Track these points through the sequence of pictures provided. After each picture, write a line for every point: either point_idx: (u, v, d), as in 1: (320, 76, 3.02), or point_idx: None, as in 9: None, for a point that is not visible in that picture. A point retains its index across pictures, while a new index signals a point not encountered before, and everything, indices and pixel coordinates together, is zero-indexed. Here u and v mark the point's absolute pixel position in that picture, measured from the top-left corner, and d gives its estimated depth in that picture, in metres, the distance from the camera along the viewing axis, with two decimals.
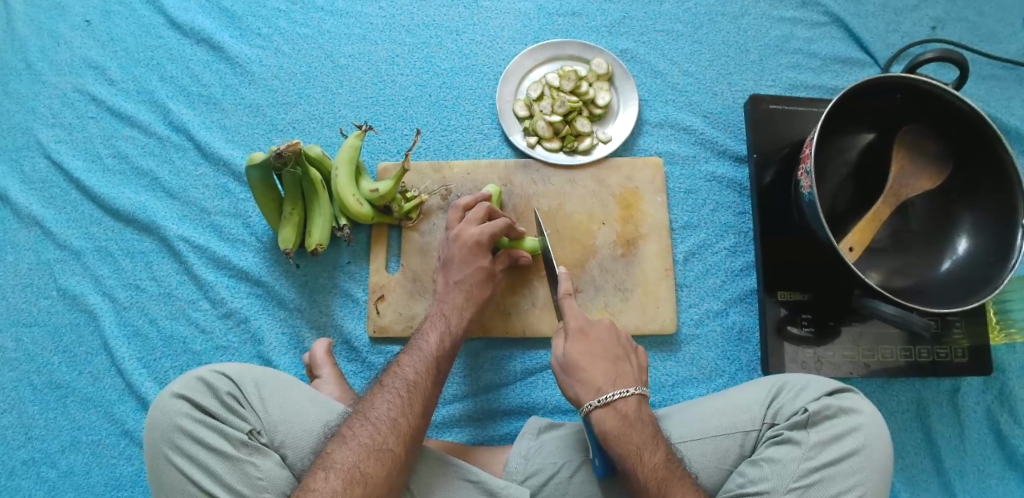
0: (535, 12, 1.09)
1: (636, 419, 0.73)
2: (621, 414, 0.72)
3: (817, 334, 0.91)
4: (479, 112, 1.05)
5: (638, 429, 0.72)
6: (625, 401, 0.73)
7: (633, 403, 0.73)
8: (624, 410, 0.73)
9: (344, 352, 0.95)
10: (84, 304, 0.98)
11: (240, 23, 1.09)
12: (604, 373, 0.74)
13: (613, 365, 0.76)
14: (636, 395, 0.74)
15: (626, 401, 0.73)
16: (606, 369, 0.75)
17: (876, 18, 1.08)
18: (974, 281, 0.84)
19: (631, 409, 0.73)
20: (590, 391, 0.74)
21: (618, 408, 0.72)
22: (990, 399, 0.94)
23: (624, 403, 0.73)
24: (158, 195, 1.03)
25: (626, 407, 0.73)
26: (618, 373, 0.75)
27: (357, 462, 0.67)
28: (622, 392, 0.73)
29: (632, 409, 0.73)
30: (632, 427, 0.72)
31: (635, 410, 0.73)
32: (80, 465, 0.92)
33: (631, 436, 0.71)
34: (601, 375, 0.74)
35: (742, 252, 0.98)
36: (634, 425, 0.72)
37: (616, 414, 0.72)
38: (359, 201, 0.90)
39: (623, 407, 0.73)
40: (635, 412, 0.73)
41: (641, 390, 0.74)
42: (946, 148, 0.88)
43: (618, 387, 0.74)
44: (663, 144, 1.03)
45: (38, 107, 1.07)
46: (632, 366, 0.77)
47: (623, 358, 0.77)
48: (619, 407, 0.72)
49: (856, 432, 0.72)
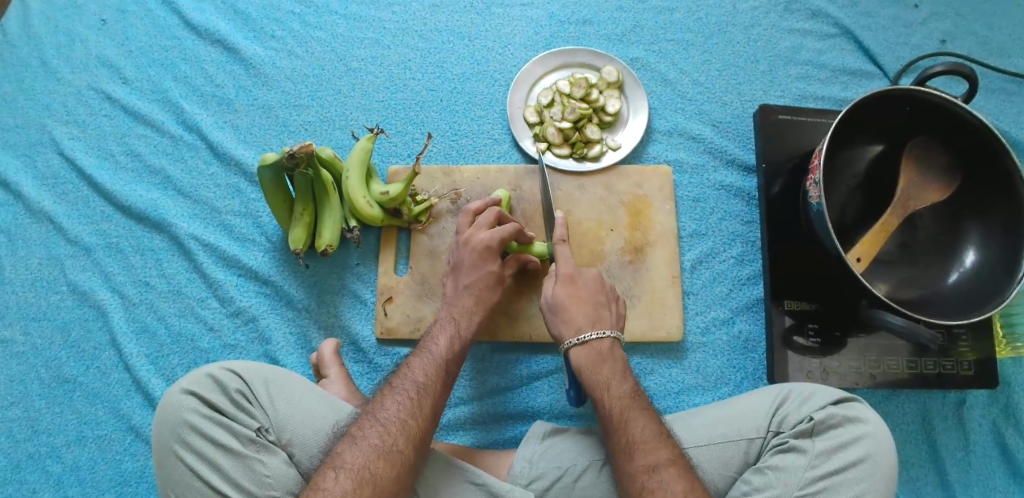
0: (547, 19, 1.10)
1: (609, 355, 0.79)
2: (596, 351, 0.79)
3: (824, 344, 0.92)
4: (490, 117, 1.05)
5: (608, 364, 0.78)
6: (601, 341, 0.80)
7: (607, 343, 0.80)
8: (599, 347, 0.79)
9: (351, 352, 0.96)
10: (94, 299, 0.99)
11: (255, 25, 1.10)
12: (584, 315, 0.81)
13: (594, 309, 0.82)
14: (611, 337, 0.80)
15: (601, 341, 0.80)
16: (586, 313, 0.82)
17: (886, 30, 1.09)
18: (981, 293, 0.84)
19: (605, 348, 0.79)
20: (570, 331, 0.81)
21: (594, 346, 0.79)
22: (996, 413, 0.94)
23: (599, 342, 0.79)
24: (169, 193, 1.03)
25: (601, 345, 0.79)
26: (597, 317, 0.82)
27: (367, 463, 0.67)
28: (599, 333, 0.80)
29: (607, 348, 0.80)
30: (604, 362, 0.78)
31: (608, 349, 0.79)
32: (85, 460, 0.93)
33: (601, 370, 0.78)
34: (581, 317, 0.81)
35: (748, 261, 0.99)
36: (606, 360, 0.78)
37: (592, 351, 0.79)
38: (370, 204, 0.91)
39: (599, 345, 0.79)
40: (608, 350, 0.79)
41: (616, 334, 0.81)
42: (954, 160, 0.88)
43: (596, 328, 0.80)
44: (672, 152, 1.03)
45: (52, 104, 1.08)
46: (612, 314, 0.84)
47: (603, 305, 0.84)
48: (595, 345, 0.79)
49: (863, 440, 0.72)
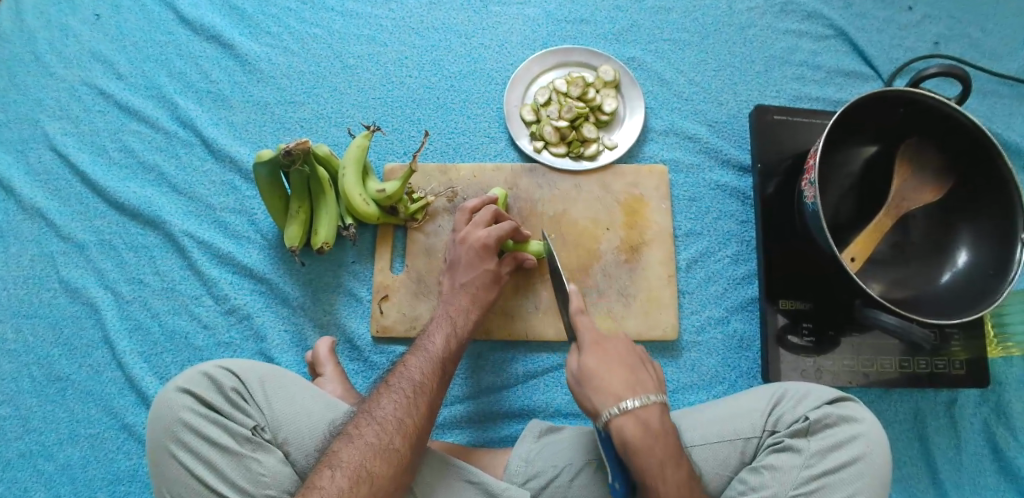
0: (544, 18, 1.10)
1: (659, 429, 0.71)
2: (643, 423, 0.70)
3: (817, 343, 0.92)
4: (487, 115, 1.05)
5: (660, 441, 0.70)
6: (646, 411, 0.71)
7: (655, 412, 0.71)
8: (646, 419, 0.71)
9: (346, 351, 0.95)
10: (86, 296, 0.98)
11: (250, 21, 1.10)
12: (622, 381, 0.73)
13: (632, 374, 0.74)
14: (657, 404, 0.72)
15: (648, 411, 0.71)
16: (624, 378, 0.73)
17: (880, 32, 1.10)
18: (973, 293, 0.85)
19: (653, 420, 0.71)
20: (609, 400, 0.72)
21: (640, 417, 0.70)
22: (987, 412, 0.95)
23: (645, 412, 0.71)
24: (163, 190, 1.03)
25: (648, 416, 0.71)
26: (637, 380, 0.74)
27: (363, 461, 0.67)
28: (643, 401, 0.71)
29: (655, 419, 0.71)
30: (654, 439, 0.70)
31: (657, 421, 0.71)
32: (77, 458, 0.92)
33: (654, 449, 0.69)
34: (618, 382, 0.73)
35: (743, 260, 0.99)
36: (656, 436, 0.70)
37: (638, 423, 0.70)
38: (366, 201, 0.91)
39: (647, 416, 0.71)
40: (657, 423, 0.71)
41: (661, 399, 0.72)
42: (947, 162, 0.89)
43: (637, 394, 0.72)
44: (669, 152, 1.04)
45: (45, 99, 1.07)
46: (650, 375, 0.75)
47: (639, 367, 0.76)
48: (641, 417, 0.71)
49: (858, 440, 0.73)
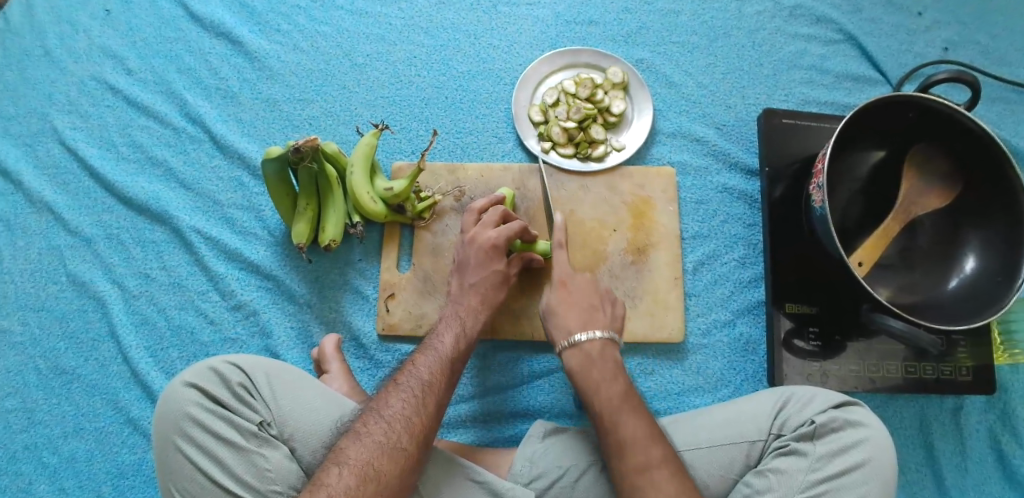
0: (553, 19, 1.10)
1: (600, 358, 0.79)
2: (586, 353, 0.79)
3: (824, 348, 0.92)
4: (495, 115, 1.05)
5: (598, 366, 0.79)
6: (591, 342, 0.80)
7: (598, 344, 0.80)
8: (588, 349, 0.79)
9: (352, 349, 0.95)
10: (94, 291, 0.98)
11: (260, 18, 1.10)
12: (575, 319, 0.82)
13: (587, 312, 0.82)
14: (601, 338, 0.80)
15: (592, 342, 0.80)
16: (579, 315, 0.82)
17: (889, 37, 1.09)
18: (981, 297, 0.85)
19: (595, 350, 0.79)
20: (562, 333, 0.81)
21: (584, 349, 0.80)
22: (993, 419, 0.95)
23: (589, 344, 0.80)
24: (171, 185, 1.03)
25: (591, 346, 0.80)
26: (590, 319, 0.82)
27: (371, 459, 0.67)
28: (589, 334, 0.80)
29: (598, 349, 0.80)
30: (594, 364, 0.79)
31: (599, 352, 0.79)
32: (82, 452, 0.92)
33: (591, 372, 0.78)
34: (572, 319, 0.82)
35: (750, 264, 0.99)
36: (596, 362, 0.79)
37: (581, 352, 0.80)
38: (373, 199, 0.91)
39: (590, 348, 0.79)
40: (600, 352, 0.79)
41: (608, 334, 0.81)
42: (954, 166, 0.89)
43: (587, 329, 0.81)
44: (676, 154, 1.04)
45: (54, 94, 1.08)
46: (606, 314, 0.83)
47: (597, 308, 0.83)
48: (585, 347, 0.80)
49: (864, 444, 0.73)
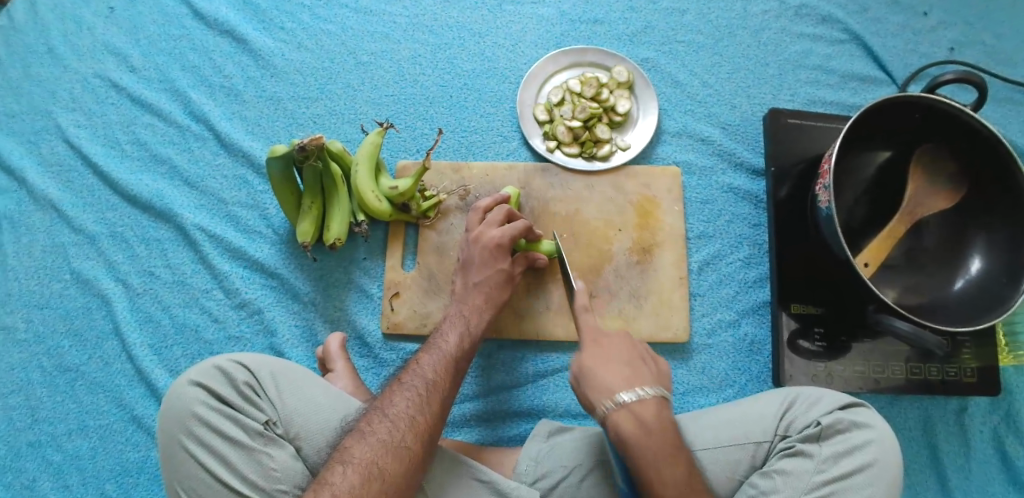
0: (558, 17, 1.10)
1: (655, 424, 0.68)
2: (639, 419, 0.68)
3: (829, 348, 0.92)
4: (500, 114, 1.05)
5: (656, 437, 0.67)
6: (642, 405, 0.69)
7: (651, 406, 0.69)
8: (641, 413, 0.69)
9: (357, 347, 0.95)
10: (98, 288, 0.98)
11: (265, 16, 1.10)
12: (618, 376, 0.72)
13: (629, 367, 0.73)
14: (653, 398, 0.70)
15: (643, 405, 0.69)
16: (622, 373, 0.72)
17: (895, 37, 1.09)
18: (987, 299, 0.85)
19: (648, 414, 0.69)
20: (605, 395, 0.71)
21: (635, 412, 0.69)
22: (998, 420, 0.95)
23: (640, 405, 0.69)
24: (175, 183, 1.03)
25: (642, 410, 0.69)
26: (635, 375, 0.72)
27: (375, 458, 0.67)
28: (639, 394, 0.70)
29: (651, 415, 0.69)
30: (650, 435, 0.68)
31: (653, 416, 0.69)
32: (86, 449, 0.92)
33: (649, 445, 0.67)
34: (615, 377, 0.72)
35: (756, 264, 0.99)
36: (653, 431, 0.68)
37: (635, 420, 0.68)
38: (378, 198, 0.91)
39: (642, 411, 0.69)
40: (653, 417, 0.69)
41: (660, 391, 0.71)
42: (962, 167, 0.89)
43: (633, 387, 0.70)
44: (681, 154, 1.04)
45: (58, 91, 1.07)
46: (650, 370, 0.74)
47: (640, 362, 0.74)
48: (636, 410, 0.69)
49: (870, 445, 0.72)
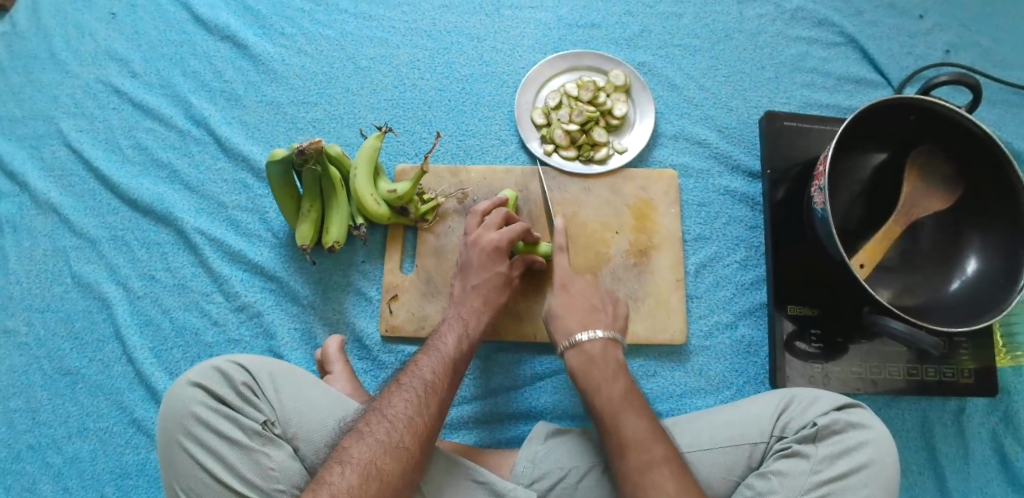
0: (555, 22, 1.11)
1: (601, 358, 0.80)
2: (588, 354, 0.81)
3: (826, 350, 0.92)
4: (498, 118, 1.06)
5: (599, 366, 0.80)
6: (591, 343, 0.81)
7: (599, 345, 0.81)
8: (590, 350, 0.81)
9: (355, 350, 0.96)
10: (99, 292, 0.99)
11: (265, 22, 1.11)
12: (576, 320, 0.83)
13: (587, 313, 0.84)
14: (603, 339, 0.81)
15: (593, 343, 0.81)
16: (580, 317, 0.84)
17: (891, 40, 1.10)
18: (983, 301, 0.85)
19: (597, 351, 0.80)
20: (564, 334, 0.83)
21: (585, 349, 0.81)
22: (995, 421, 0.95)
23: (590, 343, 0.81)
24: (176, 187, 1.04)
25: (592, 347, 0.81)
26: (590, 318, 0.83)
27: (373, 458, 0.67)
28: (590, 334, 0.81)
29: (599, 351, 0.81)
30: (594, 364, 0.80)
31: (600, 352, 0.80)
32: (86, 452, 0.93)
33: (592, 373, 0.79)
34: (573, 320, 0.83)
35: (753, 266, 0.99)
36: (597, 362, 0.80)
37: (583, 354, 0.81)
38: (377, 201, 0.91)
39: (591, 348, 0.81)
40: (601, 353, 0.80)
41: (610, 335, 0.82)
42: (957, 170, 0.89)
43: (588, 329, 0.82)
44: (678, 157, 1.04)
45: (60, 97, 1.09)
46: (607, 316, 0.85)
47: (599, 310, 0.85)
48: (586, 348, 0.81)
49: (866, 446, 0.73)
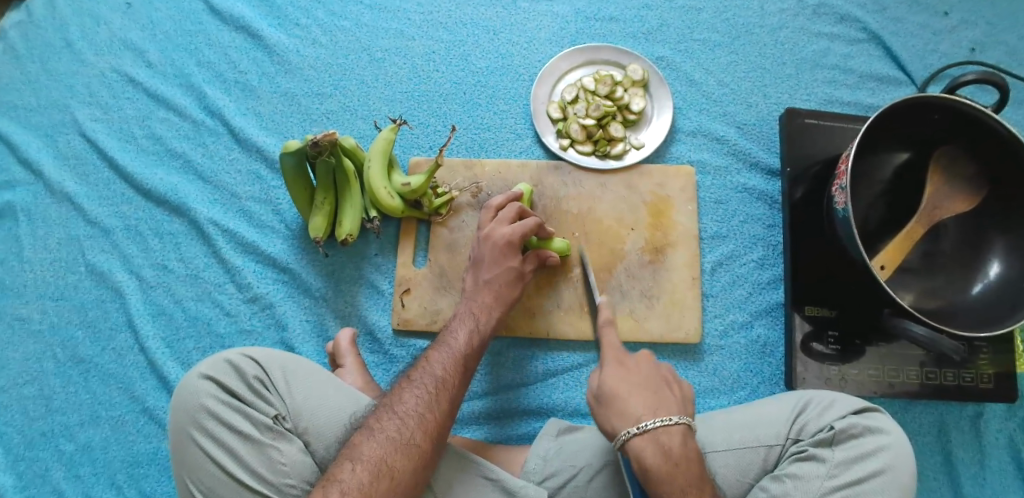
0: (573, 15, 1.09)
1: (680, 456, 0.67)
2: (664, 449, 0.67)
3: (843, 351, 0.91)
4: (514, 112, 1.05)
5: (681, 469, 0.67)
6: (668, 435, 0.68)
7: (676, 436, 0.68)
8: (667, 444, 0.67)
9: (367, 343, 0.95)
10: (112, 281, 0.99)
11: (280, 12, 1.10)
12: (643, 403, 0.70)
13: (653, 394, 0.71)
14: (680, 427, 0.68)
15: (670, 434, 0.68)
16: (645, 400, 0.70)
17: (915, 37, 1.08)
18: (1005, 305, 0.83)
19: (675, 444, 0.68)
20: (627, 420, 0.69)
21: (660, 441, 0.67)
22: (1014, 427, 0.93)
23: (666, 435, 0.68)
24: (189, 178, 1.03)
25: (670, 441, 0.68)
26: (659, 402, 0.70)
27: (384, 455, 0.67)
28: (663, 422, 0.68)
29: (677, 446, 0.68)
30: (676, 466, 0.67)
31: (679, 446, 0.68)
32: (98, 440, 0.93)
33: (675, 476, 0.66)
34: (638, 403, 0.70)
35: (769, 265, 0.98)
36: (678, 461, 0.67)
37: (658, 449, 0.67)
38: (391, 194, 0.91)
39: (666, 441, 0.68)
40: (678, 448, 0.68)
41: (685, 422, 0.69)
42: (982, 170, 0.87)
43: (658, 415, 0.69)
44: (696, 153, 1.03)
45: (76, 85, 1.08)
46: (674, 395, 0.72)
47: (662, 388, 0.72)
48: (662, 441, 0.67)
49: (883, 452, 0.71)
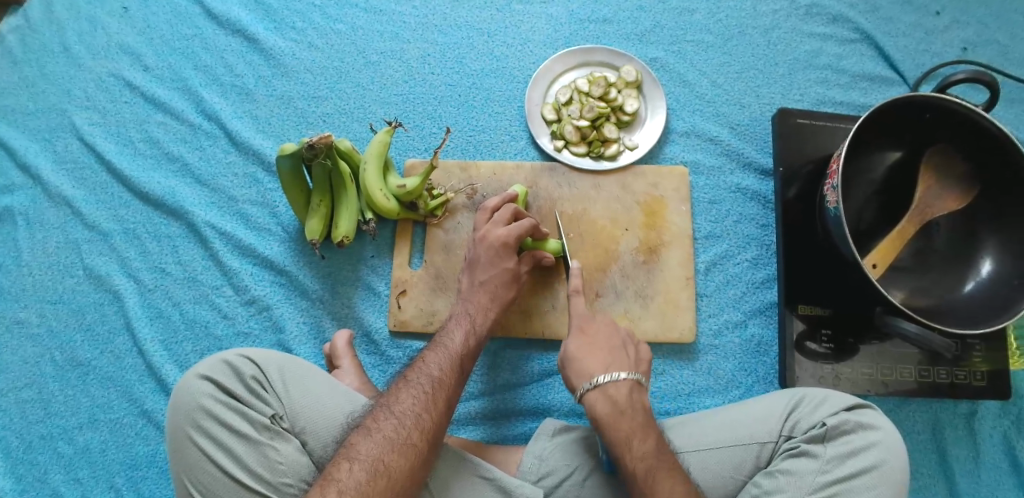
0: (567, 17, 1.10)
1: (626, 405, 0.74)
2: (611, 399, 0.74)
3: (836, 350, 0.91)
4: (508, 113, 1.06)
5: (627, 416, 0.73)
6: (616, 387, 0.74)
7: (624, 388, 0.75)
8: (614, 394, 0.74)
9: (364, 344, 0.96)
10: (110, 284, 0.99)
11: (276, 16, 1.11)
12: (599, 362, 0.77)
13: (609, 354, 0.78)
14: (627, 380, 0.75)
15: (617, 386, 0.74)
16: (601, 358, 0.77)
17: (907, 37, 1.08)
18: (997, 302, 0.84)
19: (621, 395, 0.74)
20: (583, 377, 0.76)
21: (608, 391, 0.74)
22: (1007, 424, 0.94)
23: (614, 387, 0.74)
24: (186, 181, 1.04)
25: (616, 391, 0.74)
26: (613, 360, 0.77)
27: (382, 455, 0.68)
28: (612, 376, 0.75)
29: (623, 396, 0.74)
30: (622, 414, 0.73)
31: (625, 397, 0.74)
32: (97, 443, 0.94)
33: (620, 424, 0.72)
34: (596, 362, 0.77)
35: (763, 265, 0.99)
36: (625, 411, 0.73)
37: (607, 399, 0.74)
38: (386, 196, 0.91)
39: (614, 392, 0.74)
40: (625, 398, 0.74)
41: (633, 376, 0.76)
42: (974, 169, 0.88)
43: (609, 371, 0.76)
44: (689, 153, 1.03)
45: (73, 90, 1.09)
46: (629, 355, 0.78)
47: (620, 351, 0.78)
48: (610, 393, 0.74)
49: (875, 447, 0.72)
